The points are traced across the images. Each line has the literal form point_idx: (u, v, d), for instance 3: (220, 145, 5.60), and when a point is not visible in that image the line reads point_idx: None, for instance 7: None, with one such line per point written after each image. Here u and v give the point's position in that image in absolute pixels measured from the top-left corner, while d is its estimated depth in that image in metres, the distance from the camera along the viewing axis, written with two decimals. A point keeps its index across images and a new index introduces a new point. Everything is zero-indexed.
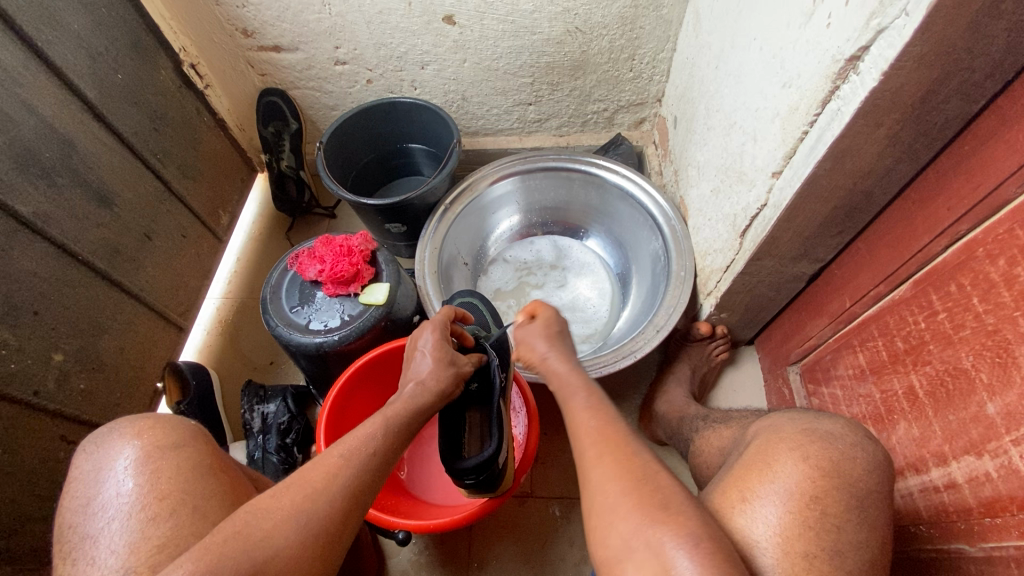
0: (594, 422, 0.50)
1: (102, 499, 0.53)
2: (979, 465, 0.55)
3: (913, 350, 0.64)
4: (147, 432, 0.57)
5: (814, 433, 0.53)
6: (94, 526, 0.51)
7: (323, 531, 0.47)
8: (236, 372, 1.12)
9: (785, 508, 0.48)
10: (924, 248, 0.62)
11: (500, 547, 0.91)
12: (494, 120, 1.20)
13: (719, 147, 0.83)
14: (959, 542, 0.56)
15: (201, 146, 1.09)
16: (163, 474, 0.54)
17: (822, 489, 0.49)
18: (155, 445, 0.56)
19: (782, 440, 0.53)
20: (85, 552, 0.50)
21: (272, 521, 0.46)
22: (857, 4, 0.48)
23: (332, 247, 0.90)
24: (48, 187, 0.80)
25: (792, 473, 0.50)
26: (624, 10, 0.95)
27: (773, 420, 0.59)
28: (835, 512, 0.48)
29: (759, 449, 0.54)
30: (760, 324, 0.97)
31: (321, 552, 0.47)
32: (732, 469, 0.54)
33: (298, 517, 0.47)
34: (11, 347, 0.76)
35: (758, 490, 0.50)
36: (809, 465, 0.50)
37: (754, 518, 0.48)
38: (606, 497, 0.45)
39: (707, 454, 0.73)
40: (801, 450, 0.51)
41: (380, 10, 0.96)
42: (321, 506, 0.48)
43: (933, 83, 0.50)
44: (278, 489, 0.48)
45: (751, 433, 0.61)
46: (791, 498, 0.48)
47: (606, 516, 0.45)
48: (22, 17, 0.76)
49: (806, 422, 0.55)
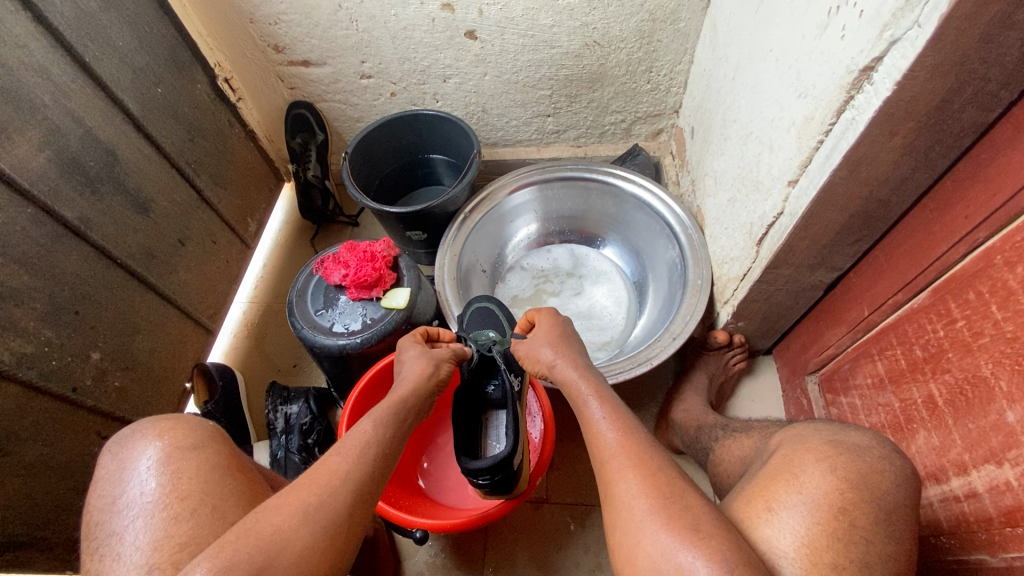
0: (613, 435, 0.54)
1: (127, 497, 0.55)
2: (1000, 474, 0.54)
3: (932, 358, 0.64)
4: (169, 433, 0.60)
5: (842, 446, 0.53)
6: (120, 523, 0.54)
7: (333, 531, 0.48)
8: (262, 374, 1.16)
9: (812, 519, 0.48)
10: (942, 256, 0.62)
11: (515, 550, 0.92)
12: (514, 131, 1.23)
13: (735, 157, 0.84)
14: (981, 553, 0.56)
15: (232, 156, 1.14)
16: (185, 474, 0.56)
17: (849, 500, 0.49)
18: (176, 446, 0.59)
19: (809, 452, 0.54)
20: (111, 548, 0.53)
21: (284, 519, 0.47)
22: (871, 15, 0.49)
23: (357, 253, 0.93)
24: (92, 194, 0.85)
25: (819, 485, 0.50)
26: (642, 24, 0.97)
27: (796, 431, 0.60)
28: (863, 525, 0.48)
29: (783, 459, 0.55)
30: (779, 333, 0.97)
31: (329, 546, 0.48)
32: (755, 480, 0.54)
33: (306, 509, 0.48)
34: (54, 344, 0.80)
35: (784, 499, 0.50)
36: (836, 478, 0.50)
37: (777, 528, 0.48)
38: (633, 513, 0.48)
39: (726, 463, 0.73)
40: (829, 461, 0.52)
41: (405, 26, 0.99)
42: (328, 502, 0.49)
43: (947, 93, 0.50)
44: (286, 491, 0.50)
45: (773, 444, 0.61)
46: (819, 509, 0.49)
47: (634, 534, 0.47)
48: (73, 35, 0.81)
49: (834, 435, 0.56)
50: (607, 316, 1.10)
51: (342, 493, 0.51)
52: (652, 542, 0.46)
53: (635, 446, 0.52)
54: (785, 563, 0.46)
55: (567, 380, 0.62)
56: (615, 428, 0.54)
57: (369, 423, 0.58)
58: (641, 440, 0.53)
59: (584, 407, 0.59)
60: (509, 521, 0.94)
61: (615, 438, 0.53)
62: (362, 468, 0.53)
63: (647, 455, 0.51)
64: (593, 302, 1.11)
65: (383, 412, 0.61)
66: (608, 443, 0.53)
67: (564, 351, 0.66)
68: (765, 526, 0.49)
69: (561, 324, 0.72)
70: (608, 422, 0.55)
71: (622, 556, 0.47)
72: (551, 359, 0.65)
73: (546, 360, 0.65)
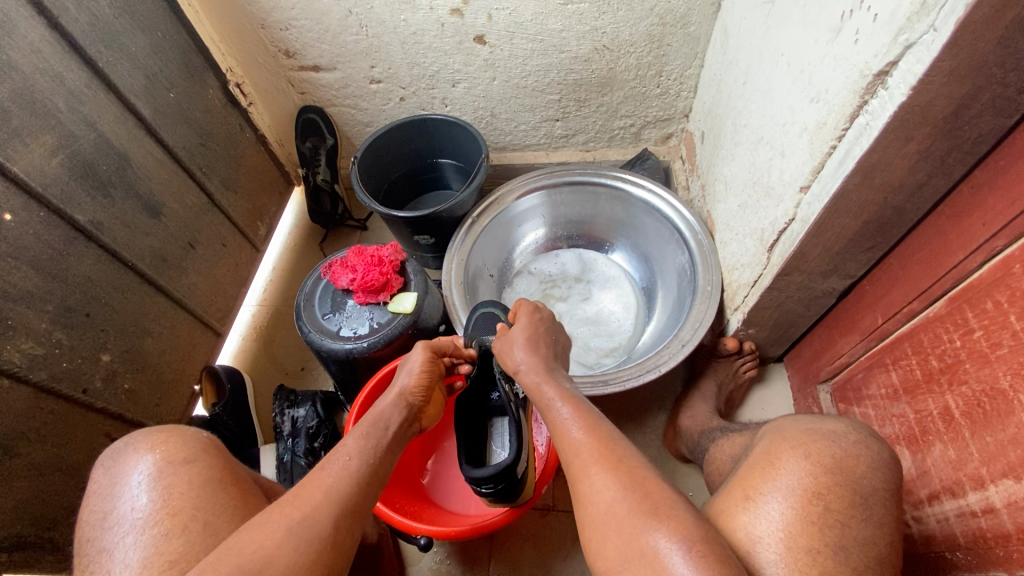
0: (578, 431, 0.53)
1: (118, 513, 0.56)
2: (1018, 489, 0.52)
3: (948, 369, 0.62)
4: (161, 447, 0.60)
5: (816, 432, 0.57)
6: (111, 539, 0.54)
7: (319, 537, 0.48)
8: (270, 377, 1.16)
9: (788, 504, 0.52)
10: (958, 264, 0.61)
11: (521, 558, 0.91)
12: (523, 136, 1.23)
13: (746, 162, 0.83)
14: (998, 571, 0.54)
15: (243, 160, 1.15)
16: (176, 489, 0.56)
17: (825, 485, 0.53)
18: (167, 460, 0.59)
19: (786, 441, 0.58)
20: (101, 565, 0.53)
21: (268, 538, 0.47)
22: (885, 19, 0.49)
23: (364, 257, 0.93)
24: (104, 198, 0.86)
25: (795, 471, 0.54)
26: (651, 28, 0.96)
27: (780, 422, 0.63)
28: (838, 508, 0.52)
29: (763, 451, 0.59)
30: (791, 340, 0.95)
31: (315, 553, 0.47)
32: (738, 471, 0.58)
33: (290, 526, 0.48)
34: (65, 346, 0.81)
35: (763, 488, 0.54)
36: (811, 463, 0.54)
37: (758, 515, 0.52)
38: (598, 505, 0.48)
39: (718, 461, 0.75)
40: (804, 448, 0.56)
41: (415, 31, 1.00)
42: (309, 515, 0.49)
43: (964, 98, 0.49)
44: (271, 508, 0.50)
45: (759, 434, 0.65)
46: (795, 494, 0.52)
47: (600, 527, 0.47)
48: (87, 41, 0.82)
49: (810, 424, 0.59)
50: (615, 321, 1.09)
51: (328, 504, 0.51)
52: (616, 531, 0.46)
53: (599, 441, 0.52)
54: (762, 548, 0.50)
55: (532, 379, 0.62)
56: (577, 425, 0.54)
57: (351, 437, 0.59)
58: (604, 429, 0.53)
59: (549, 406, 0.59)
60: (514, 528, 0.94)
61: (580, 437, 0.53)
62: (346, 480, 0.54)
63: (610, 447, 0.51)
64: (600, 307, 1.11)
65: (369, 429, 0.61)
66: (571, 440, 0.53)
67: (535, 353, 0.66)
68: (746, 513, 0.53)
69: (538, 324, 0.72)
70: (570, 417, 0.55)
71: (593, 552, 0.48)
72: (521, 361, 0.65)
73: (517, 360, 0.65)
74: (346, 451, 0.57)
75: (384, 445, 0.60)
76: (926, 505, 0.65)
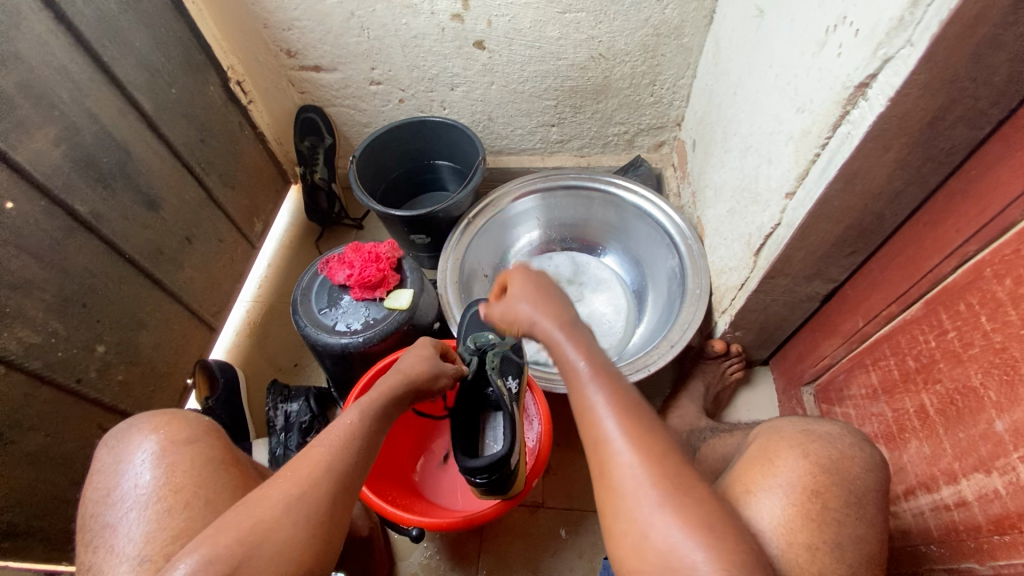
0: (623, 421, 0.52)
1: (122, 490, 0.57)
2: (988, 482, 0.55)
3: (924, 369, 0.65)
4: (165, 427, 0.61)
5: (815, 435, 0.59)
6: (115, 515, 0.55)
7: (320, 512, 0.50)
8: (263, 372, 1.17)
9: (788, 500, 0.54)
10: (934, 269, 0.64)
11: (510, 552, 0.92)
12: (518, 140, 1.25)
13: (735, 169, 0.86)
14: (970, 561, 0.57)
15: (241, 158, 1.16)
16: (179, 467, 0.57)
17: (822, 484, 0.55)
18: (171, 440, 0.60)
19: (783, 439, 0.59)
20: (105, 540, 0.54)
21: (269, 514, 0.48)
22: (866, 33, 0.51)
23: (361, 254, 0.96)
24: (104, 190, 0.87)
25: (794, 468, 0.56)
26: (646, 39, 0.99)
27: (776, 425, 0.65)
28: (834, 507, 0.53)
29: (761, 447, 0.60)
30: (775, 344, 0.98)
31: (316, 525, 0.49)
32: (737, 465, 0.60)
33: (289, 500, 0.49)
34: (60, 336, 0.81)
35: (762, 483, 0.56)
36: (809, 461, 0.56)
37: (758, 509, 0.54)
38: (640, 506, 0.49)
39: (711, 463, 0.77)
40: (802, 448, 0.57)
41: (415, 34, 1.02)
42: (311, 492, 0.50)
43: (938, 110, 0.52)
44: (270, 482, 0.51)
45: (753, 436, 0.67)
46: (794, 490, 0.54)
47: (643, 527, 0.48)
48: (92, 34, 0.83)
49: (807, 426, 0.61)
50: (606, 323, 1.11)
51: (327, 480, 0.52)
52: (663, 538, 0.47)
53: (639, 434, 0.51)
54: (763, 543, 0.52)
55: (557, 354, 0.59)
56: (616, 414, 0.53)
57: (354, 410, 0.59)
58: (642, 413, 0.53)
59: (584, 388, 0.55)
60: (504, 523, 0.95)
61: (621, 430, 0.52)
62: (346, 453, 0.55)
63: (653, 443, 0.51)
64: (592, 309, 1.13)
65: (372, 403, 0.61)
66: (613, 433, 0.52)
67: (543, 302, 0.62)
68: (748, 506, 0.55)
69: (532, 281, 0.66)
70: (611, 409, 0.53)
71: (627, 548, 0.49)
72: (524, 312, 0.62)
73: (525, 314, 0.62)
74: (348, 422, 0.58)
75: (384, 418, 0.61)
76: (904, 501, 0.67)
